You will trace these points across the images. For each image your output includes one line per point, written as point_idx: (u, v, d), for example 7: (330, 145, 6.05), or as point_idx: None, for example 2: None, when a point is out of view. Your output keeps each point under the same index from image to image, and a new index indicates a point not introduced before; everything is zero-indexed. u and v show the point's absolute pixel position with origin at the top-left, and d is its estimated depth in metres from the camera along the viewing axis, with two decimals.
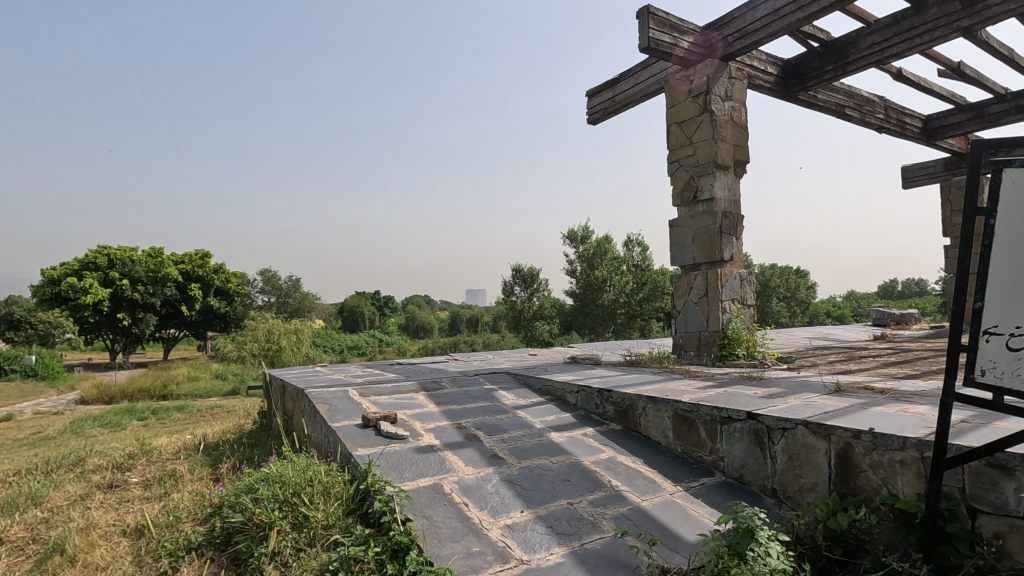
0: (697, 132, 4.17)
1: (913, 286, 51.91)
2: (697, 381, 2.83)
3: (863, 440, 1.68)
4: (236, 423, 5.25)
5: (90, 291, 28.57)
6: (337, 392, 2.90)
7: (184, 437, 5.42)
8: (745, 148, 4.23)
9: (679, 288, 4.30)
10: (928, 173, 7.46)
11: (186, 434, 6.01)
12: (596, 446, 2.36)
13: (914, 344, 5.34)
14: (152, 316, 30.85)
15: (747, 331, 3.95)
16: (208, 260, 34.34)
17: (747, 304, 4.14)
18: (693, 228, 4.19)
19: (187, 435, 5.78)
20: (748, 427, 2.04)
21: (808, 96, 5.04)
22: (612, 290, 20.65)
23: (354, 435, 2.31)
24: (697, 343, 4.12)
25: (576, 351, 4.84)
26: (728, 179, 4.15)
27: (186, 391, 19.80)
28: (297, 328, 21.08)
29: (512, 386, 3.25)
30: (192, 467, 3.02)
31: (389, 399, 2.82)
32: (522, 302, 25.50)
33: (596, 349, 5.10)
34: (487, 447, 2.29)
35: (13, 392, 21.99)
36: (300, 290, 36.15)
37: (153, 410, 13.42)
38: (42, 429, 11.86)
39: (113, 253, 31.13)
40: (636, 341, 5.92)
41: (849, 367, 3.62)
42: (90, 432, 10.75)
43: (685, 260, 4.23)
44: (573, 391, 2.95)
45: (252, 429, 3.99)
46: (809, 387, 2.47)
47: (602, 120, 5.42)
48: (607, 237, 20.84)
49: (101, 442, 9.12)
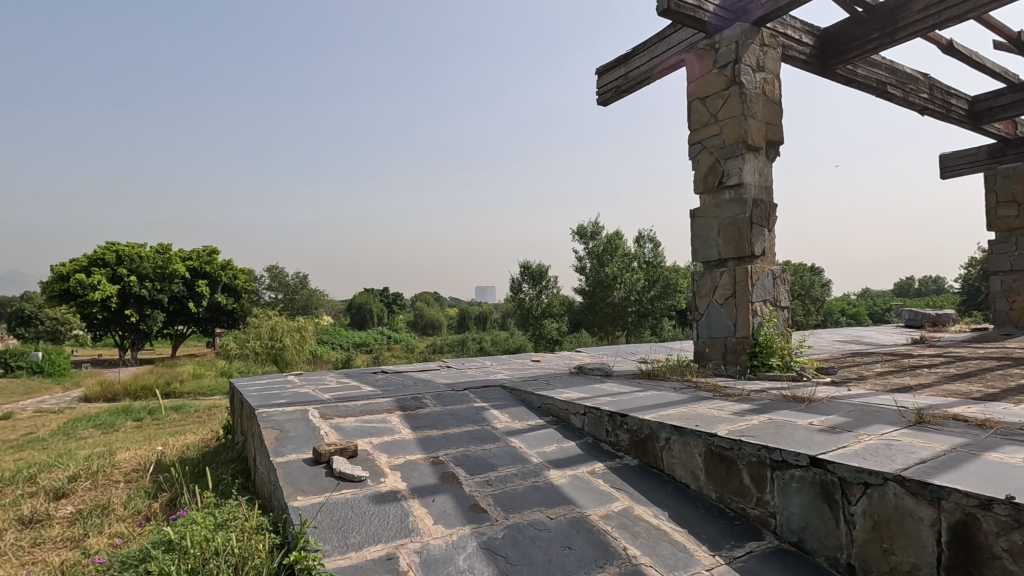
0: (724, 108, 3.61)
1: (930, 284, 50.78)
2: (733, 404, 2.30)
3: (996, 514, 1.15)
4: (207, 435, 4.78)
5: (98, 288, 28.44)
6: (294, 414, 2.41)
7: (153, 449, 4.95)
8: (778, 126, 3.67)
9: (701, 288, 3.77)
10: (970, 162, 6.83)
11: (160, 445, 5.56)
12: (606, 493, 1.85)
13: (965, 350, 4.75)
14: (159, 314, 30.78)
15: (781, 337, 3.41)
16: (216, 256, 34.16)
17: (780, 306, 3.61)
18: (718, 219, 3.65)
19: (163, 445, 5.34)
20: (810, 477, 1.52)
21: (848, 71, 4.47)
22: (622, 287, 20.08)
23: (297, 477, 1.82)
24: (722, 351, 3.58)
25: (583, 359, 4.34)
26: (759, 162, 3.61)
27: (189, 390, 19.69)
28: (301, 325, 20.64)
29: (506, 404, 2.75)
30: (126, 503, 2.55)
31: (354, 424, 2.33)
32: (530, 299, 24.95)
33: (604, 356, 4.59)
34: (466, 494, 1.79)
35: (18, 390, 21.82)
36: (307, 287, 35.91)
37: (150, 409, 13.10)
38: (36, 429, 11.56)
39: (121, 249, 31.00)
40: (650, 345, 5.40)
41: (905, 381, 3.07)
42: (82, 433, 10.39)
43: (709, 255, 3.70)
44: (579, 413, 2.44)
45: (214, 447, 3.52)
46: (881, 416, 1.93)
47: (614, 100, 4.90)
48: (617, 233, 20.23)
49: (87, 446, 8.72)
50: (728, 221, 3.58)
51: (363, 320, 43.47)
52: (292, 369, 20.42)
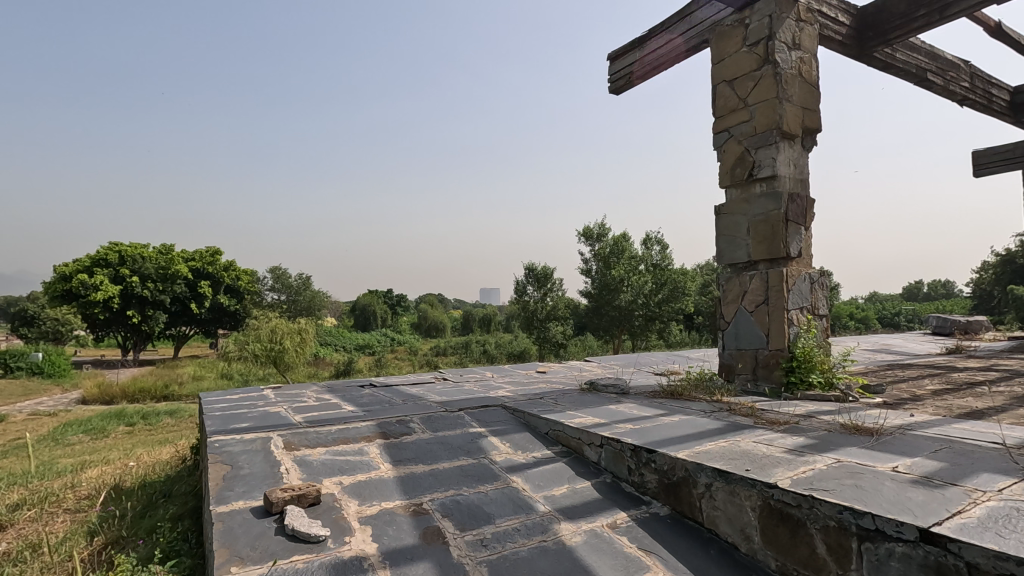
0: (756, 90, 3.20)
1: (939, 287, 50.08)
2: (784, 437, 1.88)
3: None
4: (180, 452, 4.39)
5: (100, 288, 28.25)
6: (253, 443, 2.02)
7: (122, 467, 4.56)
8: (816, 112, 3.27)
9: (728, 294, 3.36)
10: (1006, 159, 6.39)
11: (134, 460, 5.17)
12: (633, 559, 1.45)
13: (1014, 363, 4.32)
14: (162, 315, 30.52)
15: (820, 350, 3.00)
16: (219, 257, 33.95)
17: (819, 314, 3.19)
18: (748, 217, 3.24)
19: (139, 460, 4.96)
20: (920, 558, 1.11)
21: (887, 54, 4.05)
22: (629, 290, 19.64)
23: (237, 537, 1.41)
24: (753, 365, 3.18)
25: (593, 373, 3.94)
26: (794, 153, 3.20)
27: (189, 392, 19.79)
28: (302, 328, 20.23)
29: (508, 429, 2.34)
30: (61, 544, 2.17)
31: (324, 457, 1.94)
32: (534, 302, 24.52)
33: (616, 370, 4.19)
34: (454, 561, 1.39)
35: (17, 391, 21.55)
36: (310, 288, 35.62)
37: (144, 414, 12.74)
38: (25, 434, 11.21)
39: (124, 249, 30.81)
40: (664, 354, 5.00)
41: (970, 403, 2.65)
42: (70, 440, 10.03)
43: (737, 256, 3.29)
44: (594, 444, 2.04)
45: (179, 471, 3.14)
46: (982, 461, 1.51)
47: (627, 88, 4.50)
48: (625, 235, 19.78)
49: (72, 455, 8.36)
50: (760, 217, 3.16)
51: (366, 322, 43.13)
52: (293, 372, 20.07)
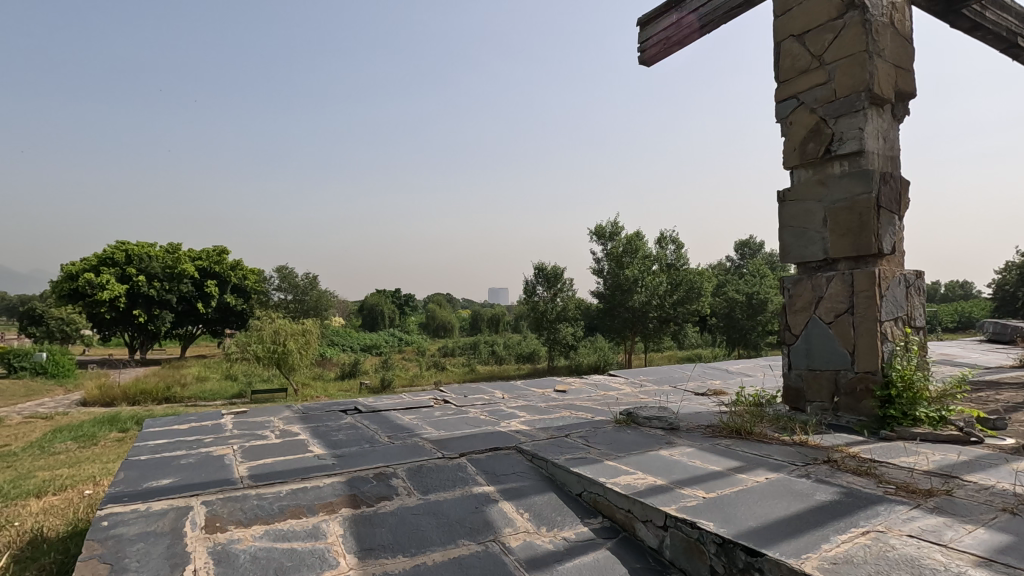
0: (835, 45, 2.55)
1: (958, 288, 48.83)
2: (951, 529, 1.22)
3: None
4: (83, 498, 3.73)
5: (107, 287, 28.01)
6: (161, 521, 1.40)
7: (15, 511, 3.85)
8: (910, 72, 2.60)
9: (796, 300, 2.71)
10: None
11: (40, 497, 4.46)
12: None
13: None
14: (168, 314, 30.19)
15: (926, 375, 2.33)
16: (226, 256, 33.68)
17: (917, 326, 2.51)
18: (823, 203, 2.58)
19: (55, 495, 4.29)
20: None
21: (976, 12, 3.39)
22: (643, 290, 18.96)
23: None
24: (831, 390, 2.52)
25: (624, 395, 3.30)
26: (883, 123, 2.53)
27: (190, 394, 19.44)
28: (306, 329, 19.70)
29: (526, 489, 1.71)
30: None
31: (259, 545, 1.32)
32: (544, 303, 23.87)
33: (650, 390, 3.54)
34: None
35: (19, 392, 21.25)
36: (317, 288, 35.17)
37: (138, 420, 12.23)
38: (13, 440, 10.75)
39: (130, 248, 30.59)
40: (700, 368, 4.36)
41: None
42: (57, 447, 9.54)
43: (809, 253, 2.64)
44: (656, 524, 1.39)
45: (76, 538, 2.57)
46: None
47: (660, 57, 3.87)
48: (638, 234, 19.06)
49: (51, 466, 7.85)
50: (841, 204, 2.50)
51: (373, 322, 42.66)
52: (297, 374, 19.57)
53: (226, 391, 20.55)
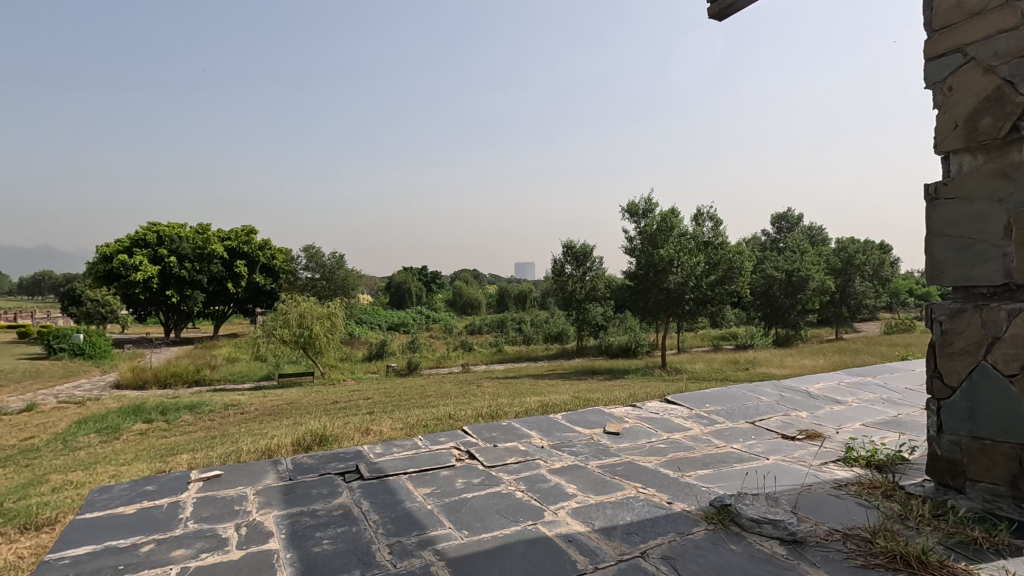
0: None
1: None
2: None
3: None
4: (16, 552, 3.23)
5: (140, 268, 28.31)
6: None
7: None
8: None
9: (952, 340, 1.95)
10: None
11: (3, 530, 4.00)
12: None
13: None
14: (200, 294, 30.45)
15: None
16: (254, 236, 33.73)
17: None
18: (1007, 205, 1.79)
19: (17, 533, 3.84)
20: None
21: None
22: (679, 270, 17.93)
23: None
24: (1011, 474, 1.78)
25: (695, 445, 2.64)
26: None
27: (220, 377, 19.51)
28: (332, 311, 19.42)
29: None
30: None
31: None
32: (573, 281, 23.10)
33: (723, 432, 2.86)
34: None
35: (58, 373, 21.72)
36: (345, 266, 34.99)
37: (163, 408, 12.08)
38: (39, 432, 10.65)
39: (162, 230, 30.80)
40: (775, 392, 3.65)
41: None
42: (81, 441, 9.40)
43: (981, 277, 1.85)
44: None
45: None
46: None
47: (735, 10, 3.06)
48: (674, 210, 17.94)
49: (66, 466, 7.61)
50: None
51: (400, 299, 42.45)
52: (324, 357, 19.35)
53: (255, 373, 20.58)
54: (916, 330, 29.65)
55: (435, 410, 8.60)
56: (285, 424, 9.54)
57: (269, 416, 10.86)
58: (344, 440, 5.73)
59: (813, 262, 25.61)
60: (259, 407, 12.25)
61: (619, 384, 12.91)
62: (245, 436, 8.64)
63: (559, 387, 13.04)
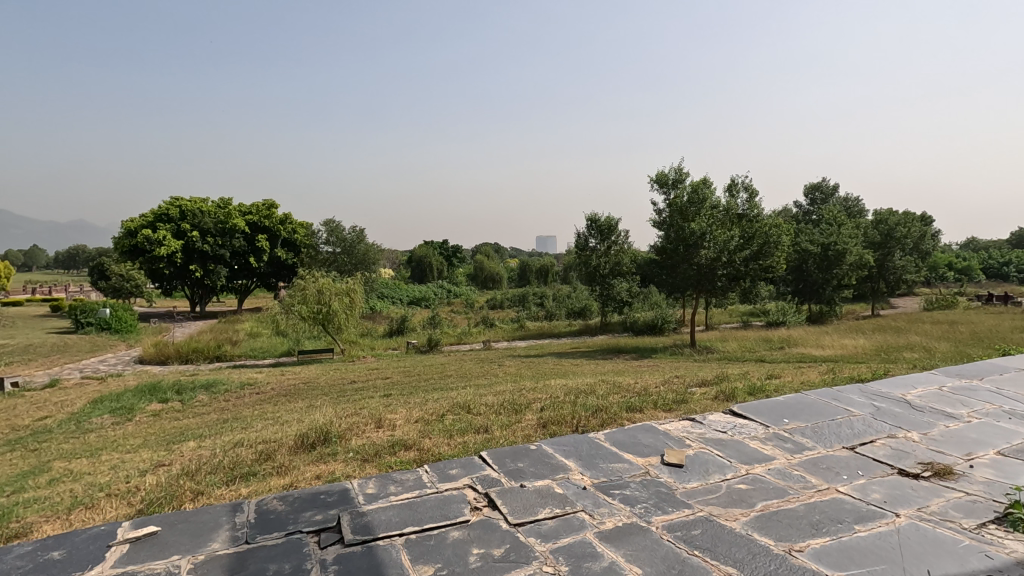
0: None
1: None
2: None
3: None
4: None
5: (164, 243, 28.31)
6: None
7: None
8: None
9: None
10: None
11: None
12: None
13: None
14: (223, 269, 30.41)
15: None
16: (275, 210, 33.46)
17: None
18: None
19: None
20: None
21: None
22: (711, 245, 16.88)
23: None
24: None
25: (789, 488, 1.99)
26: None
27: (241, 352, 19.41)
28: (351, 287, 19.02)
29: None
30: None
31: None
32: (597, 256, 22.29)
33: (817, 464, 2.21)
34: None
35: (85, 347, 21.93)
36: (365, 240, 34.67)
37: (179, 387, 11.86)
38: (54, 411, 10.49)
39: (183, 204, 30.69)
40: (866, 401, 2.96)
41: None
42: (93, 423, 9.16)
43: None
44: None
45: None
46: None
47: None
48: (706, 181, 16.85)
49: (71, 451, 7.29)
50: None
51: (422, 273, 42.07)
52: (344, 333, 19.07)
53: (276, 348, 20.44)
54: (958, 306, 28.16)
55: (454, 396, 8.04)
56: (299, 407, 9.14)
57: (284, 397, 10.50)
58: (353, 434, 5.15)
59: (852, 235, 24.25)
60: (276, 387, 11.92)
61: (647, 365, 12.24)
62: (257, 421, 8.24)
63: (583, 367, 12.41)
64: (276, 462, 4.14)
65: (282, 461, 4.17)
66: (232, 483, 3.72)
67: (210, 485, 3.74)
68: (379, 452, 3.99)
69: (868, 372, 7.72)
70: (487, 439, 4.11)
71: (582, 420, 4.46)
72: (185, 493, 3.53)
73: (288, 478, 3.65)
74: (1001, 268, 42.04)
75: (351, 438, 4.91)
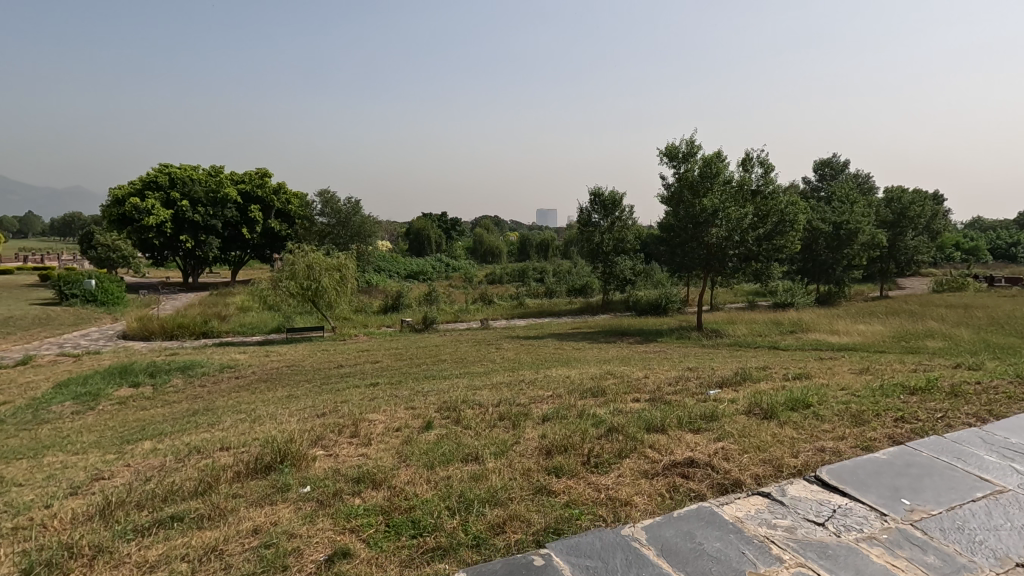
0: None
1: None
2: None
3: None
4: None
5: (153, 212, 27.18)
6: None
7: None
8: None
9: None
10: None
11: None
12: None
13: None
14: (215, 240, 29.34)
15: None
16: (268, 179, 32.21)
17: None
18: None
19: None
20: None
21: None
22: (723, 224, 15.84)
23: None
24: None
25: None
26: None
27: (228, 328, 18.63)
28: (342, 262, 18.03)
29: None
30: None
31: None
32: (601, 232, 21.31)
33: None
34: None
35: (67, 320, 21.13)
36: (360, 212, 32.73)
37: (153, 369, 11.05)
38: (16, 395, 9.71)
39: (173, 171, 29.47)
40: (1005, 464, 2.10)
41: None
42: (51, 412, 8.35)
43: None
44: None
45: None
46: None
47: None
48: (720, 154, 15.76)
49: (13, 449, 6.49)
50: None
51: (420, 247, 41.27)
52: (335, 310, 18.27)
53: (265, 322, 19.68)
54: (968, 288, 27.35)
55: (445, 390, 7.19)
56: (276, 398, 8.32)
57: (263, 384, 9.68)
58: (319, 452, 4.27)
59: (865, 213, 23.25)
60: (257, 371, 11.13)
61: (654, 352, 11.47)
62: (225, 415, 7.43)
63: (586, 353, 11.62)
64: (213, 498, 3.30)
65: (221, 496, 3.31)
66: (145, 535, 2.86)
67: (119, 532, 2.90)
68: (339, 491, 3.14)
69: (906, 371, 6.87)
70: (476, 474, 3.23)
71: (595, 446, 3.58)
72: (76, 552, 2.67)
73: (215, 530, 2.79)
74: (1009, 249, 41.14)
75: (314, 458, 4.06)
